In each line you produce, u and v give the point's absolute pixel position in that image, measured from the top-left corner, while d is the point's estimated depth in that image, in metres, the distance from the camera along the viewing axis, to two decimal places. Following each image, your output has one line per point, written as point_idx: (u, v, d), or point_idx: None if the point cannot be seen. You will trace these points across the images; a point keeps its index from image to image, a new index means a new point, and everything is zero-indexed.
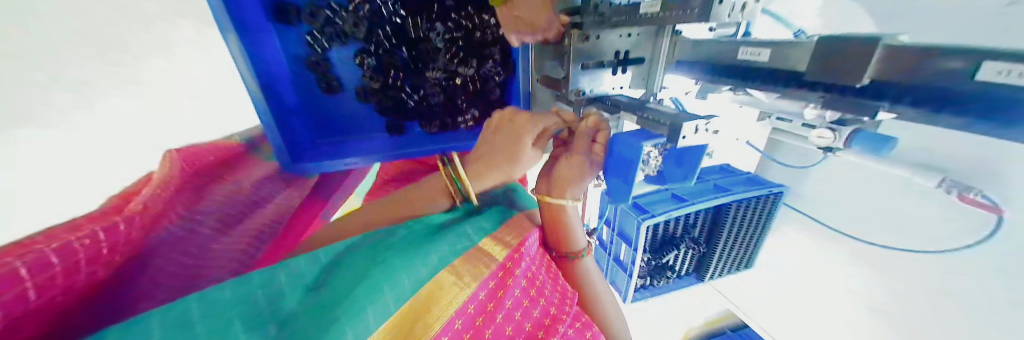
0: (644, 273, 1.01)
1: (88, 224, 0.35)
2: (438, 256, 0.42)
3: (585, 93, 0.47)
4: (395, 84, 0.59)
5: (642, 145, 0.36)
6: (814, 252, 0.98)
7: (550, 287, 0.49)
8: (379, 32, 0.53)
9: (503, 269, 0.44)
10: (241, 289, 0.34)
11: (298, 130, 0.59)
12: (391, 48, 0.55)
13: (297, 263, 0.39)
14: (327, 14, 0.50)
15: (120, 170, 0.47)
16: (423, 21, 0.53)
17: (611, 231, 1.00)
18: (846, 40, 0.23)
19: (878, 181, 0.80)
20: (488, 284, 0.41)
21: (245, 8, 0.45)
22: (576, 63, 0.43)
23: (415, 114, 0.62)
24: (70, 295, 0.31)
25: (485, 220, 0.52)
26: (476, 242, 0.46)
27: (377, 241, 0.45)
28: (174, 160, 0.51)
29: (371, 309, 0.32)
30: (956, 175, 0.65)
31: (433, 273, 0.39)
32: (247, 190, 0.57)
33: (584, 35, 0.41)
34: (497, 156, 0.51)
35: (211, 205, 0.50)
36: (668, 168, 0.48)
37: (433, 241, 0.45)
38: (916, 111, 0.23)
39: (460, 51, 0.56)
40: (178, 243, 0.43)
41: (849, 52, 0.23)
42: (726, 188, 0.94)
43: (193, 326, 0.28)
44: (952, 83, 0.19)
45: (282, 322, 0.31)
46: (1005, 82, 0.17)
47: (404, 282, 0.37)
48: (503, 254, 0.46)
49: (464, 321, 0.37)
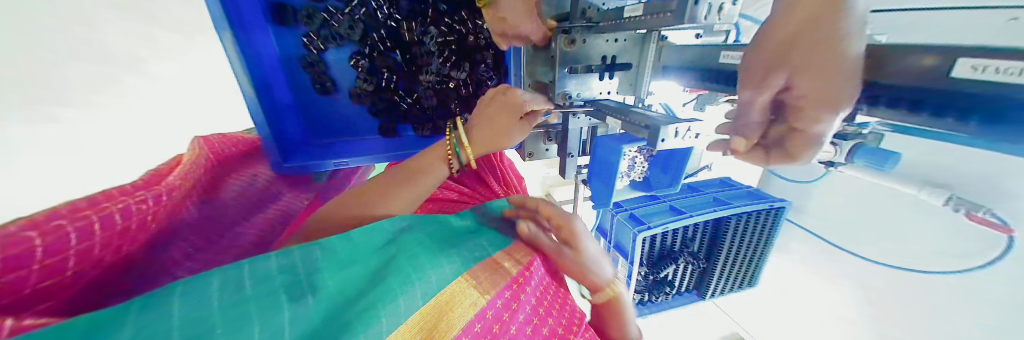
0: (641, 288, 0.98)
1: (139, 192, 0.37)
2: (461, 258, 0.41)
3: (572, 98, 0.44)
4: (388, 87, 0.59)
5: (621, 147, 0.36)
6: (819, 270, 0.94)
7: (556, 307, 0.47)
8: (374, 35, 0.55)
9: (515, 283, 0.42)
10: (286, 261, 0.35)
11: (291, 129, 0.59)
12: (385, 50, 0.57)
13: (333, 241, 0.38)
14: (323, 17, 0.52)
15: (138, 153, 0.50)
16: (417, 25, 0.54)
17: (607, 242, 1.00)
18: (809, 122, 0.21)
19: (878, 201, 0.79)
20: (505, 293, 0.39)
21: (241, 4, 0.47)
22: (562, 67, 0.42)
23: (408, 116, 0.63)
24: (106, 259, 0.32)
25: (494, 236, 0.51)
26: (491, 254, 0.45)
27: (400, 231, 0.44)
28: (200, 144, 0.52)
29: (401, 297, 0.32)
30: (964, 191, 0.63)
31: (458, 272, 0.38)
32: (258, 185, 0.58)
33: (571, 39, 0.40)
34: (485, 132, 0.49)
35: (230, 194, 0.53)
36: (656, 173, 0.47)
37: (455, 245, 0.45)
38: (900, 116, 0.22)
39: (453, 54, 0.57)
40: (197, 228, 0.45)
41: (799, 134, 0.23)
42: (725, 202, 0.93)
43: (244, 289, 0.29)
44: (936, 83, 0.18)
45: (319, 296, 0.31)
46: (986, 79, 0.16)
47: (431, 276, 0.36)
48: (515, 269, 0.44)
49: (483, 325, 0.35)
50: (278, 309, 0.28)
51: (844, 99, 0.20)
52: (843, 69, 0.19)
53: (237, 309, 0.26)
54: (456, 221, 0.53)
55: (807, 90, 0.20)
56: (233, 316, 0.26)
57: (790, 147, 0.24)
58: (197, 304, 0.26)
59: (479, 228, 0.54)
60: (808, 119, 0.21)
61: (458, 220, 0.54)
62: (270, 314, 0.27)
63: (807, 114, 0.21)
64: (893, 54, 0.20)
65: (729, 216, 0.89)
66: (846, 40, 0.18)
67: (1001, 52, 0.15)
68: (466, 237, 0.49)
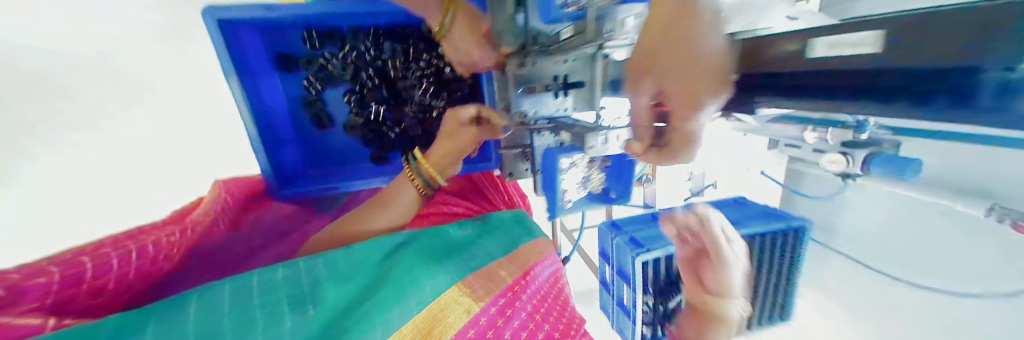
0: (649, 321, 0.88)
1: (140, 235, 0.43)
2: (451, 271, 0.46)
3: (529, 116, 0.47)
4: (377, 118, 0.65)
5: (558, 157, 0.38)
6: (865, 302, 0.81)
7: (555, 312, 0.48)
8: (362, 74, 0.62)
9: (510, 289, 0.46)
10: (290, 272, 0.40)
11: (289, 160, 0.65)
12: (373, 87, 0.63)
13: (336, 254, 0.44)
14: (319, 62, 0.60)
15: (152, 192, 0.57)
16: (400, 63, 0.61)
17: (611, 269, 0.95)
18: (681, 120, 0.22)
19: (918, 214, 0.70)
20: (499, 300, 0.43)
21: (249, 56, 0.56)
22: (516, 87, 0.45)
23: (395, 144, 0.67)
24: (121, 292, 0.37)
25: (494, 246, 0.54)
26: (486, 265, 0.49)
27: (398, 248, 0.48)
28: (220, 188, 0.61)
29: (394, 307, 0.37)
30: (1010, 200, 0.54)
31: (451, 282, 0.44)
32: (270, 216, 0.62)
33: (521, 62, 0.43)
34: (440, 152, 0.52)
35: (250, 225, 0.59)
36: (613, 184, 0.47)
37: (449, 257, 0.49)
38: (800, 104, 0.20)
39: (431, 85, 0.62)
40: (205, 258, 0.49)
41: (679, 134, 0.24)
42: (737, 221, 0.84)
43: (253, 298, 0.35)
44: (820, 63, 0.17)
45: (318, 306, 0.35)
46: (861, 56, 0.16)
47: (424, 287, 0.41)
48: (510, 278, 0.47)
49: (477, 331, 0.40)
50: (281, 321, 0.33)
51: (704, 92, 0.21)
52: (702, 66, 0.20)
53: (248, 316, 0.33)
54: (455, 231, 0.56)
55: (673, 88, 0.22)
56: (243, 325, 0.31)
57: (676, 146, 0.25)
58: (212, 316, 0.32)
59: (481, 235, 0.56)
60: (685, 117, 0.22)
61: (455, 227, 0.56)
62: (274, 324, 0.32)
63: (677, 112, 0.22)
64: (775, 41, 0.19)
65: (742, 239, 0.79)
66: (696, 42, 0.20)
67: (856, 26, 0.16)
68: (463, 248, 0.52)
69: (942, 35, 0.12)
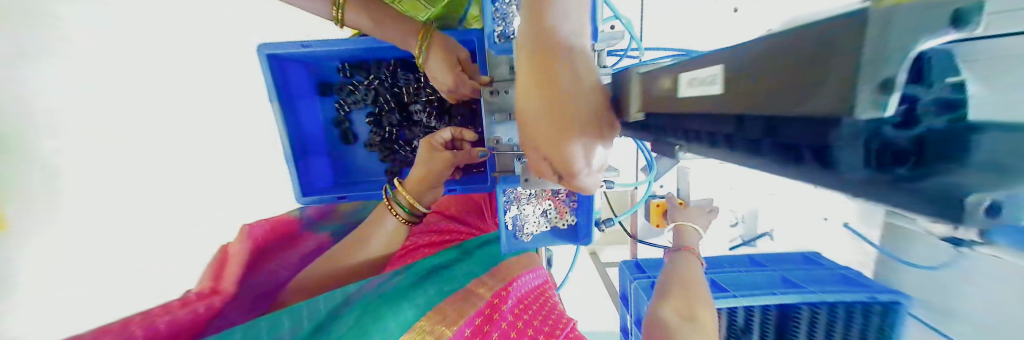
0: None
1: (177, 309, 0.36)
2: (422, 302, 0.47)
3: (504, 142, 0.46)
4: (390, 137, 0.71)
5: None
6: None
7: (539, 321, 0.53)
8: (381, 99, 0.69)
9: (489, 307, 0.51)
10: (249, 334, 0.36)
11: (319, 172, 0.73)
12: (390, 109, 0.70)
13: (304, 306, 0.41)
14: (349, 88, 0.70)
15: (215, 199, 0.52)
16: (413, 89, 0.67)
17: (630, 315, 0.84)
18: (569, 169, 0.25)
19: None
20: (474, 322, 0.47)
21: (294, 84, 0.68)
22: (488, 115, 0.44)
23: (405, 162, 0.72)
24: None
25: (477, 265, 0.59)
26: (465, 286, 0.53)
27: (372, 288, 0.47)
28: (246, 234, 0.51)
29: None
30: None
31: (419, 316, 0.45)
32: (295, 260, 0.54)
33: (493, 90, 0.42)
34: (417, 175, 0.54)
35: (280, 268, 0.52)
36: (580, 217, 0.48)
37: (419, 290, 0.49)
38: (701, 148, 0.16)
39: (435, 109, 0.67)
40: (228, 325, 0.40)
41: (570, 177, 0.27)
42: (799, 285, 0.70)
43: None
44: (686, 95, 0.15)
45: None
46: (702, 87, 0.14)
47: (391, 328, 0.42)
48: (490, 293, 0.53)
49: None
50: None
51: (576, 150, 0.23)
52: (573, 104, 0.21)
53: None
54: (433, 258, 0.57)
55: (553, 148, 0.23)
56: None
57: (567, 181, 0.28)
58: None
59: (457, 259, 0.59)
60: (569, 167, 0.25)
61: (439, 257, 0.58)
62: None
63: (564, 164, 0.25)
64: (648, 79, 0.19)
65: (799, 304, 0.67)
66: (568, 102, 0.21)
67: (705, 62, 0.15)
68: (438, 275, 0.54)
69: (782, 60, 0.11)
